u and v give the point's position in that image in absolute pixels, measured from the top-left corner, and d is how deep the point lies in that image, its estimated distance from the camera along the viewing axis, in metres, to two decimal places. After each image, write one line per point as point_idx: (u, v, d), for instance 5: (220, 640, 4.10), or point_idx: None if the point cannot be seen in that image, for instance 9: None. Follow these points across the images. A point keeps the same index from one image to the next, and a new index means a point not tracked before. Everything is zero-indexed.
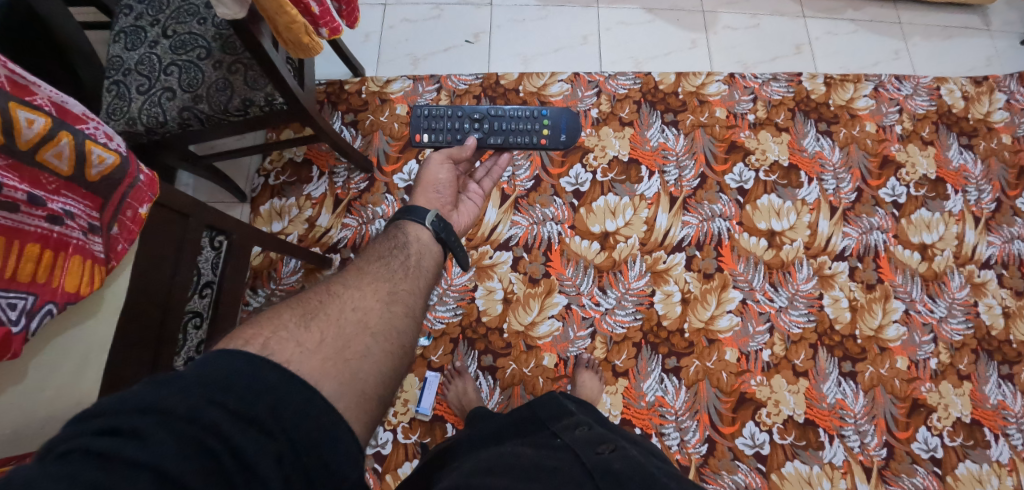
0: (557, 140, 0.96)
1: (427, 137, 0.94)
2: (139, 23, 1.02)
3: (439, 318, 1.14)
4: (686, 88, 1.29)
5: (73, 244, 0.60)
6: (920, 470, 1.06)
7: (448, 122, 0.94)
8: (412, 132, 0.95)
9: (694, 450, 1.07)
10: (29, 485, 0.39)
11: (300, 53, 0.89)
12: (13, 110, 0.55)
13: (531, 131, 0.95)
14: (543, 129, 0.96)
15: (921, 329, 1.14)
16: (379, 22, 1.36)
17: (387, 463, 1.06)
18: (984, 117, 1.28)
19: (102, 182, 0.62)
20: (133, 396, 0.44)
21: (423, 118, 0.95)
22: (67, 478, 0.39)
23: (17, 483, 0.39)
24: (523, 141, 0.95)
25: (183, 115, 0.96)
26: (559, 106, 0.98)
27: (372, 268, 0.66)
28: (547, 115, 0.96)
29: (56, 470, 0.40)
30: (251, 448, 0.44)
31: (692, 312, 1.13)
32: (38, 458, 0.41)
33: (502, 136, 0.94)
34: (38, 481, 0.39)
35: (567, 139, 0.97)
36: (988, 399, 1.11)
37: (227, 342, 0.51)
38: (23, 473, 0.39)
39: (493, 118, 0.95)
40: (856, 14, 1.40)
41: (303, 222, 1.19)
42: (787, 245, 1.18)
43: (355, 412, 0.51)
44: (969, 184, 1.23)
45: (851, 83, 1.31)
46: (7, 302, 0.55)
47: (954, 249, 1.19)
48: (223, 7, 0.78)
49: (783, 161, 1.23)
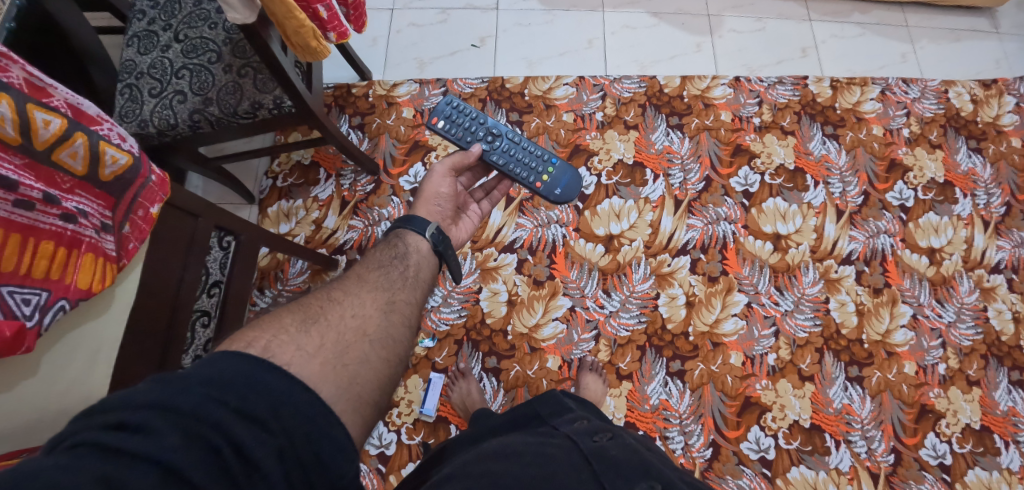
0: (550, 191, 0.95)
1: (442, 124, 0.95)
2: (152, 28, 1.04)
3: (443, 320, 1.15)
4: (691, 92, 1.30)
5: (86, 242, 0.61)
6: (929, 476, 1.05)
7: (466, 121, 0.95)
8: (431, 115, 0.95)
9: (698, 454, 1.06)
10: (38, 476, 0.39)
11: (307, 57, 0.90)
12: (30, 111, 0.56)
13: (533, 170, 0.95)
14: (543, 175, 0.96)
15: (930, 334, 1.13)
16: (387, 28, 1.38)
17: (391, 463, 1.06)
18: (993, 121, 1.27)
19: (114, 182, 0.63)
20: (139, 393, 0.45)
21: (448, 107, 0.95)
22: (75, 470, 0.40)
23: (28, 473, 0.39)
24: (523, 178, 0.94)
25: (193, 118, 0.98)
26: (568, 165, 0.98)
27: (372, 276, 0.67)
28: (555, 166, 0.96)
29: (64, 461, 0.40)
30: (251, 444, 0.45)
31: (697, 315, 1.13)
32: (47, 451, 0.42)
33: (505, 159, 0.94)
34: (46, 470, 0.40)
35: (559, 195, 0.96)
36: (998, 405, 1.09)
37: (229, 344, 0.52)
38: (32, 463, 0.40)
39: (508, 141, 0.95)
40: (863, 17, 1.40)
41: (310, 223, 1.21)
42: (793, 248, 1.17)
43: (352, 416, 0.52)
44: (977, 187, 1.22)
45: (857, 86, 1.31)
46: (21, 298, 0.56)
47: (962, 253, 1.17)
48: (234, 11, 0.78)
49: (789, 164, 1.23)
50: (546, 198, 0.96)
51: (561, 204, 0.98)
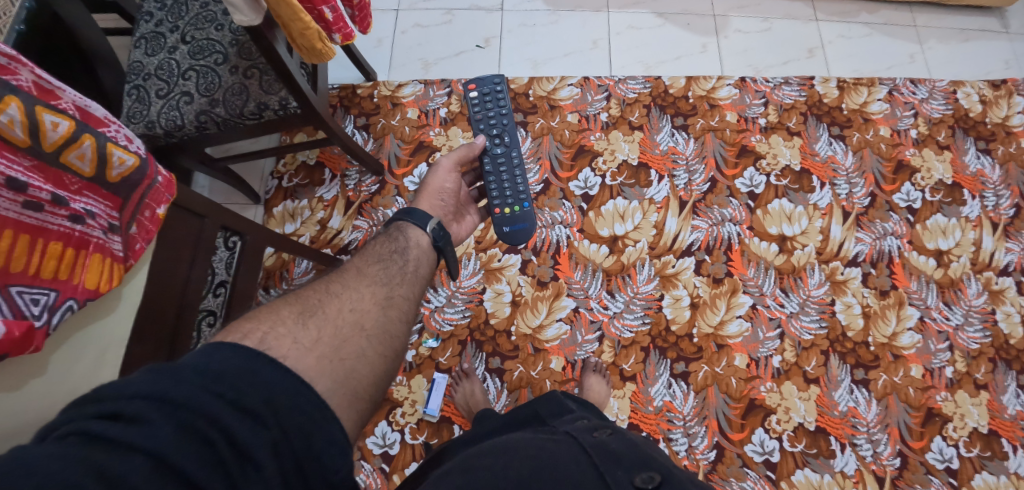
0: (497, 226, 0.92)
1: (475, 95, 0.94)
2: (159, 29, 1.05)
3: (447, 320, 1.15)
4: (696, 92, 1.29)
5: (93, 243, 0.62)
6: (935, 480, 1.04)
7: (492, 108, 0.94)
8: (470, 82, 0.95)
9: (702, 456, 1.06)
10: (32, 463, 0.39)
11: (312, 59, 0.91)
12: (39, 114, 0.56)
13: (502, 196, 0.92)
14: (506, 207, 0.92)
15: (937, 337, 1.12)
16: (392, 28, 1.38)
17: (394, 463, 1.07)
18: (1002, 121, 1.26)
19: (121, 183, 0.64)
20: (135, 383, 0.45)
21: (488, 85, 0.95)
22: (70, 458, 0.40)
23: (22, 460, 0.40)
24: (489, 196, 0.92)
25: (200, 119, 0.99)
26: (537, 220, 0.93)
27: (371, 270, 0.67)
28: (523, 209, 0.92)
29: (58, 449, 0.41)
30: (247, 437, 0.45)
31: (702, 317, 1.13)
32: (41, 438, 0.42)
33: (490, 167, 0.92)
34: (39, 458, 0.40)
35: (505, 234, 0.93)
36: (1006, 409, 1.08)
37: (226, 335, 0.52)
38: (26, 449, 0.40)
39: (505, 157, 0.92)
40: (870, 17, 1.39)
41: (315, 223, 1.21)
42: (798, 250, 1.16)
43: (347, 410, 0.52)
44: (986, 189, 1.21)
45: (864, 87, 1.29)
46: (30, 298, 0.57)
47: (970, 255, 1.16)
48: (240, 14, 0.79)
49: (795, 165, 1.22)
50: (494, 227, 0.94)
51: (504, 240, 0.94)
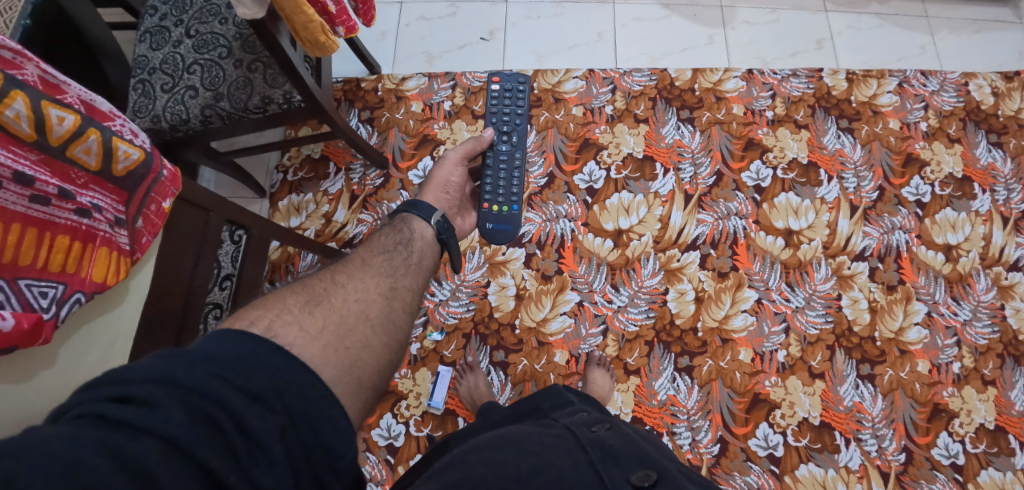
0: (481, 223, 0.91)
1: (497, 86, 0.95)
2: (164, 23, 1.05)
3: (451, 313, 1.15)
4: (703, 85, 1.28)
5: (100, 236, 0.63)
6: (940, 476, 1.04)
7: (509, 105, 0.94)
8: (495, 74, 0.96)
9: (705, 450, 1.06)
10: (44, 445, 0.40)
11: (317, 52, 0.90)
12: (45, 108, 0.56)
13: (497, 193, 0.91)
14: (495, 205, 0.91)
15: (944, 332, 1.11)
16: (396, 20, 1.38)
17: (399, 454, 1.07)
18: (1014, 114, 1.24)
19: (127, 177, 0.64)
20: (144, 368, 0.45)
21: (511, 81, 0.95)
22: (81, 439, 0.41)
23: (33, 442, 0.40)
24: (482, 191, 0.92)
25: (205, 113, 0.99)
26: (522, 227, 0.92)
27: (376, 261, 0.67)
28: (511, 211, 0.91)
29: (69, 430, 0.41)
30: (254, 422, 0.45)
31: (706, 311, 1.12)
32: (52, 420, 0.43)
33: (493, 162, 0.92)
34: (50, 439, 0.40)
35: (488, 230, 0.91)
36: (1013, 405, 1.07)
37: (233, 322, 0.53)
38: (37, 431, 0.41)
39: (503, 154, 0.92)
40: (881, 8, 1.37)
41: (320, 217, 1.22)
42: (805, 244, 1.15)
43: (351, 399, 0.53)
44: (997, 183, 1.19)
45: (874, 79, 1.27)
46: (39, 291, 0.57)
47: (980, 250, 1.15)
48: (243, 7, 0.78)
49: (802, 158, 1.21)
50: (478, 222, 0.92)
51: (484, 237, 0.93)
